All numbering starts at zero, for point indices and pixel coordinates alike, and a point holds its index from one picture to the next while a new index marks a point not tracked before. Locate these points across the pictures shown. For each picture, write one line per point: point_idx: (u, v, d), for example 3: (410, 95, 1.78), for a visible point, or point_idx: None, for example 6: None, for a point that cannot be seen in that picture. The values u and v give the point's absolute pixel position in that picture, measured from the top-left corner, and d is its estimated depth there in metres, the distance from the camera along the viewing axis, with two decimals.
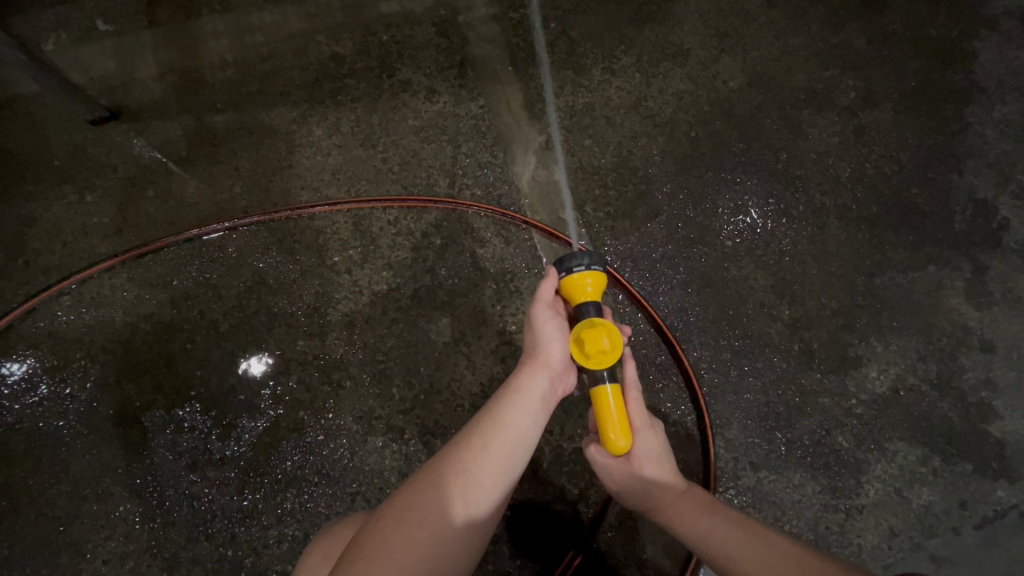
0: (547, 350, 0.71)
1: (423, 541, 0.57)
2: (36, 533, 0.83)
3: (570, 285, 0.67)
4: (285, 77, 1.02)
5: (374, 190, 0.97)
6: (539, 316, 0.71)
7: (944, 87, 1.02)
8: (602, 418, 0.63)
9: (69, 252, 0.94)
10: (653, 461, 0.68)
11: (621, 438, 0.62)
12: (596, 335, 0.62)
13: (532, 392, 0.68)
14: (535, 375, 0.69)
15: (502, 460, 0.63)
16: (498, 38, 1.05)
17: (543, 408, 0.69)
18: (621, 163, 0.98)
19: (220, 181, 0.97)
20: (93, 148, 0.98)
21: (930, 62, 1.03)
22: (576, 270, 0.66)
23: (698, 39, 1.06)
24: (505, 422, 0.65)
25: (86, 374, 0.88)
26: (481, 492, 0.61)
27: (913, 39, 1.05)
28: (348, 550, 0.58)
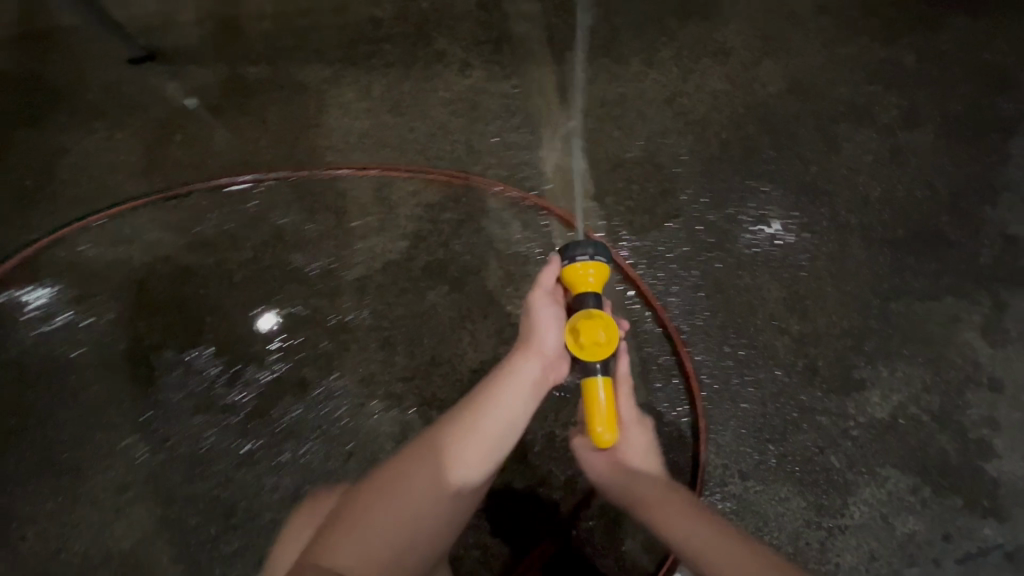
0: (540, 339, 0.70)
1: (399, 520, 0.59)
2: (43, 453, 0.86)
3: (572, 274, 0.67)
4: (321, 35, 1.02)
5: (398, 158, 0.97)
6: (535, 302, 0.71)
7: (990, 115, 0.99)
8: (590, 410, 0.64)
9: (97, 187, 0.96)
10: (637, 455, 0.73)
11: (606, 431, 0.63)
12: (592, 328, 0.63)
13: (519, 380, 0.67)
14: (526, 362, 0.69)
15: (483, 446, 0.63)
16: (538, 18, 1.04)
17: (531, 396, 0.68)
18: (647, 158, 0.97)
19: (247, 133, 0.98)
20: (128, 87, 1.00)
21: (980, 88, 1.00)
22: (579, 259, 0.66)
23: (742, 39, 1.03)
24: (490, 407, 0.65)
25: (103, 311, 0.91)
26: (460, 476, 0.61)
27: (966, 62, 1.01)
28: (330, 521, 0.60)
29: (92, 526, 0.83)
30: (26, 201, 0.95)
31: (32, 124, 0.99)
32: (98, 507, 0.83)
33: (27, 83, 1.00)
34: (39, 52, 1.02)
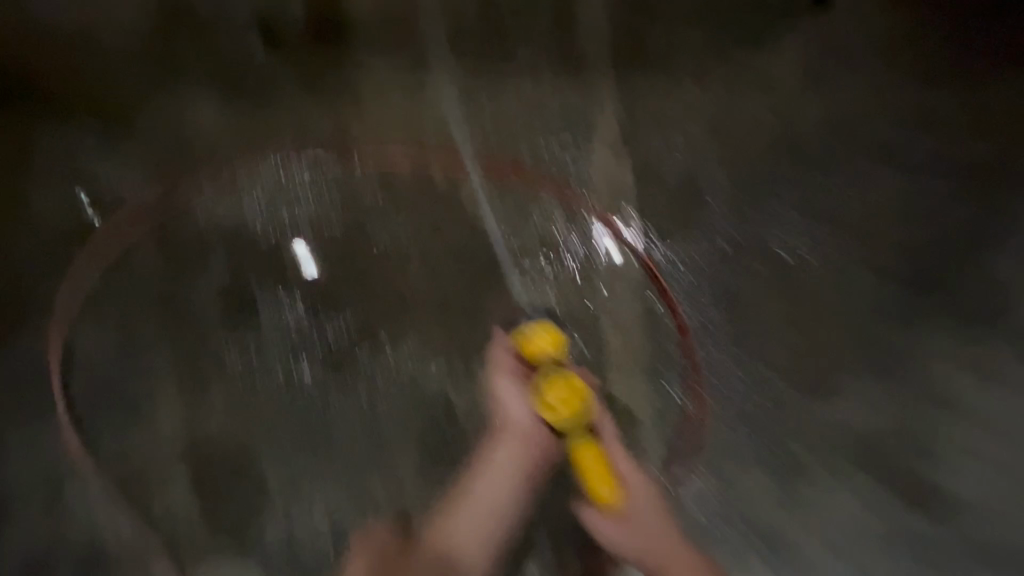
0: (514, 419, 0.88)
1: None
2: (154, 366, 1.02)
3: (529, 350, 0.88)
4: (412, 24, 1.12)
5: (469, 151, 1.11)
6: (502, 387, 0.89)
7: (1018, 169, 1.06)
8: (579, 461, 0.84)
9: (210, 141, 1.09)
10: (633, 495, 0.88)
11: (597, 476, 0.83)
12: (558, 390, 0.83)
13: (506, 457, 0.88)
14: (509, 441, 0.88)
15: (486, 512, 0.86)
16: (608, 34, 1.14)
17: (518, 466, 0.88)
18: (686, 178, 1.11)
19: (342, 113, 1.12)
20: (239, 50, 1.10)
21: (1011, 142, 1.07)
22: (534, 336, 0.87)
23: (789, 77, 1.14)
24: (488, 482, 0.88)
25: (206, 258, 1.06)
26: (472, 535, 0.85)
27: (1003, 117, 1.09)
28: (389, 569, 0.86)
29: (193, 428, 1.00)
30: (146, 145, 1.08)
31: (151, 71, 1.09)
32: (200, 414, 1.01)
33: (144, 27, 1.08)
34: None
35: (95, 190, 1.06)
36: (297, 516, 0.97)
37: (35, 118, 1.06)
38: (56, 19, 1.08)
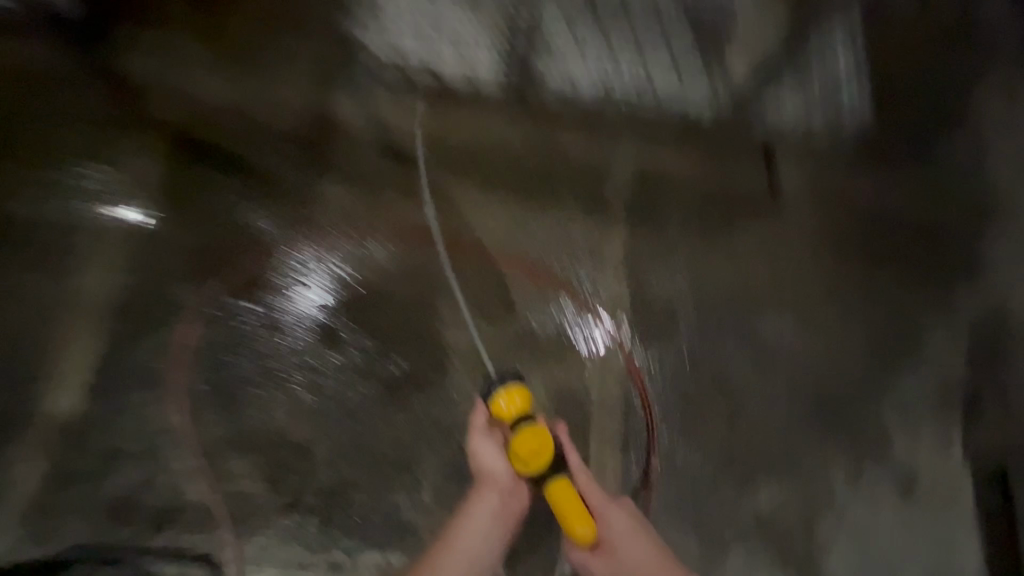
0: (490, 473, 1.18)
1: None
2: (263, 374, 1.38)
3: (500, 410, 1.08)
4: (493, 165, 1.56)
5: (518, 260, 1.53)
6: (479, 446, 1.19)
7: (882, 350, 1.57)
8: (556, 502, 1.08)
9: (335, 220, 1.49)
10: (608, 515, 1.20)
11: (575, 517, 1.06)
12: (526, 445, 1.06)
13: (485, 505, 1.18)
14: (488, 492, 1.18)
15: (473, 554, 1.16)
16: (628, 197, 1.60)
17: (494, 512, 1.18)
18: (668, 309, 1.54)
19: (432, 216, 1.52)
20: (367, 160, 1.51)
21: (881, 331, 1.58)
22: (497, 396, 1.09)
23: (749, 251, 1.60)
24: (473, 530, 1.18)
25: (299, 286, 1.45)
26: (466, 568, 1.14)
27: (879, 312, 1.60)
28: None
29: (282, 426, 1.35)
30: (288, 215, 1.47)
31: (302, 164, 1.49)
32: (288, 416, 1.36)
33: (305, 135, 1.50)
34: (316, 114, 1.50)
35: (250, 235, 1.45)
36: (351, 504, 1.32)
37: (216, 181, 1.46)
38: (241, 114, 1.48)
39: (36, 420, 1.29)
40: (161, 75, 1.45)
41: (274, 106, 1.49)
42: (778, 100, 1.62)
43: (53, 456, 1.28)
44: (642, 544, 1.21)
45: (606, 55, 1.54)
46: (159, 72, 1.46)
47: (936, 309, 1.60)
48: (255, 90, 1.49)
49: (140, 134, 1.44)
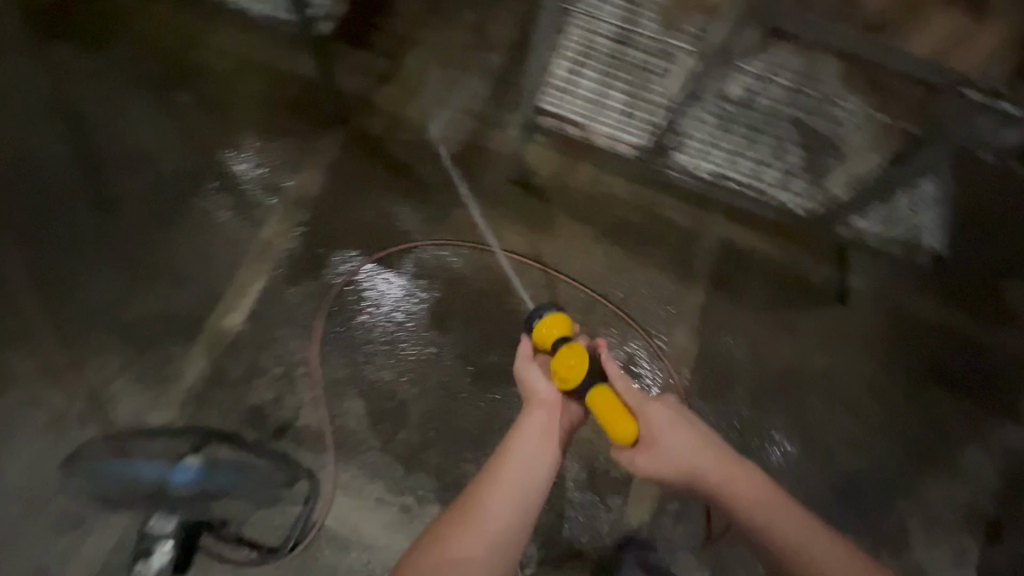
0: (538, 395, 1.26)
1: (494, 524, 1.07)
2: (379, 337, 1.68)
3: (541, 331, 1.24)
4: (600, 214, 1.87)
5: (605, 296, 1.80)
6: (528, 373, 1.30)
7: (917, 453, 1.71)
8: (602, 407, 1.12)
9: (464, 227, 1.82)
10: (663, 427, 1.15)
11: (618, 420, 1.10)
12: (566, 357, 1.16)
13: (535, 424, 1.22)
14: (537, 411, 1.24)
15: (526, 466, 1.15)
16: (710, 265, 1.85)
17: (545, 430, 1.21)
18: (725, 369, 1.76)
19: (541, 243, 1.84)
20: (500, 188, 1.88)
21: (919, 434, 1.73)
22: (539, 319, 1.25)
23: (807, 336, 1.81)
24: (525, 448, 1.18)
25: (405, 273, 1.75)
26: (519, 481, 1.13)
27: (920, 417, 1.74)
28: (464, 516, 1.09)
29: (388, 383, 1.64)
30: (430, 217, 1.82)
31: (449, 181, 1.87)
32: (394, 376, 1.65)
33: (457, 160, 1.90)
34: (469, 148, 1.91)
35: (397, 224, 1.80)
36: (430, 461, 1.58)
37: (382, 178, 1.84)
38: (414, 136, 1.91)
39: (206, 330, 1.62)
40: (363, 97, 1.92)
41: (438, 136, 1.92)
42: (864, 225, 1.81)
43: (213, 363, 1.59)
44: (689, 437, 1.15)
45: (727, 160, 1.79)
46: (362, 94, 1.92)
47: (972, 427, 1.74)
48: (428, 123, 1.93)
49: (336, 128, 1.87)
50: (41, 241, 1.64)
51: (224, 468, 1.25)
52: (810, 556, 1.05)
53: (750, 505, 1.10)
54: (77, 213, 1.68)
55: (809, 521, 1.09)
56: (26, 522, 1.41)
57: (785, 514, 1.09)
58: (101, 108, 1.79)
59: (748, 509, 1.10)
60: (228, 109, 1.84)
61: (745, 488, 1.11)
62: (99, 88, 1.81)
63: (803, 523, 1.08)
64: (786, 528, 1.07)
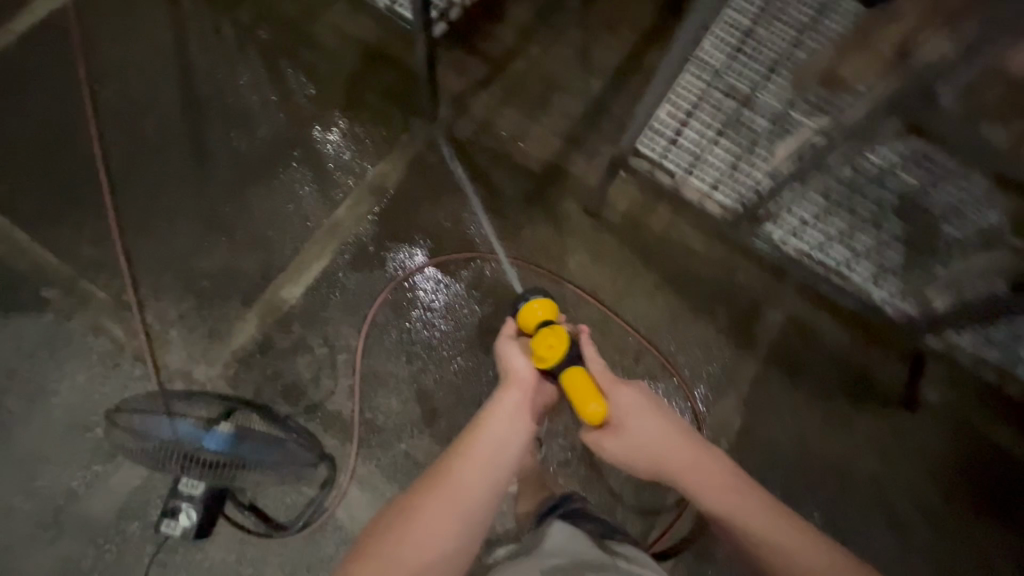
0: (514, 373, 1.22)
1: (462, 495, 1.03)
2: (423, 338, 1.67)
3: (528, 313, 1.23)
4: (668, 261, 1.81)
5: (656, 347, 1.74)
6: (507, 351, 1.27)
7: None
8: (575, 390, 1.12)
9: (529, 247, 1.81)
10: (627, 411, 1.16)
11: (590, 404, 1.10)
12: (547, 338, 1.16)
13: (510, 401, 1.17)
14: (512, 389, 1.19)
15: (498, 442, 1.11)
16: (773, 337, 1.76)
17: (519, 407, 1.17)
18: (766, 450, 1.69)
19: (603, 278, 1.79)
20: (573, 214, 1.85)
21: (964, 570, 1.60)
22: (527, 303, 1.24)
23: (862, 436, 1.69)
24: (497, 422, 1.14)
25: (461, 281, 1.74)
26: (490, 455, 1.09)
27: (970, 552, 1.61)
28: (431, 485, 1.04)
29: (424, 386, 1.63)
30: (498, 230, 1.82)
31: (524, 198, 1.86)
32: (431, 380, 1.64)
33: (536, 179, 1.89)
34: (550, 169, 1.90)
35: (465, 230, 1.79)
36: None
37: (459, 182, 1.84)
38: (499, 147, 1.91)
39: (265, 298, 1.66)
40: (458, 99, 1.94)
41: (522, 151, 1.91)
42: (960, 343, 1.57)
43: (264, 331, 1.62)
44: (656, 423, 1.15)
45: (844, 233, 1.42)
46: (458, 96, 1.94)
47: None
48: (515, 136, 1.92)
49: (426, 124, 1.89)
50: (133, 178, 1.72)
51: (253, 437, 1.25)
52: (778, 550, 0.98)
53: (704, 490, 1.07)
54: (171, 161, 1.75)
55: (777, 513, 1.03)
56: (66, 444, 1.48)
57: (747, 502, 1.04)
58: (210, 60, 1.85)
59: (702, 493, 1.07)
60: (327, 85, 1.88)
61: (703, 474, 1.09)
62: (213, 40, 1.86)
63: (770, 516, 1.02)
64: (751, 516, 1.02)
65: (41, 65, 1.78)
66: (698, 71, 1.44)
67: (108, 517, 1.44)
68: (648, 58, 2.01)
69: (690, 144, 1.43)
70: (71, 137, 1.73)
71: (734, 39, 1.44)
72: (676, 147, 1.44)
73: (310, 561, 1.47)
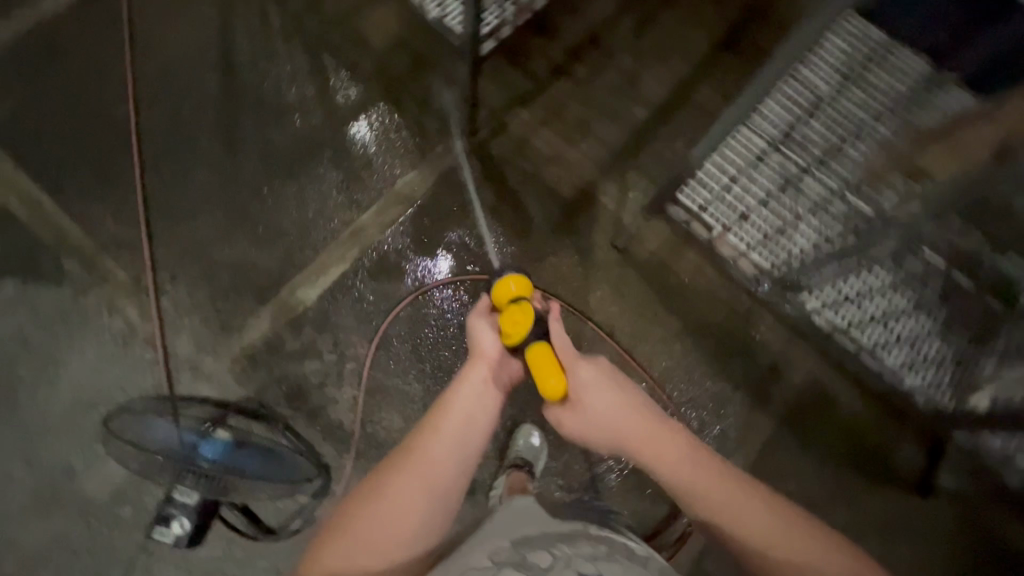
0: (480, 347, 1.13)
1: (433, 472, 0.96)
2: (432, 357, 1.64)
3: (500, 288, 1.13)
4: (690, 307, 1.77)
5: (667, 394, 1.71)
6: (475, 323, 1.16)
7: None
8: (540, 367, 1.05)
9: (550, 276, 1.79)
10: (589, 386, 1.07)
11: (551, 379, 1.03)
12: (516, 317, 1.08)
13: (476, 375, 1.08)
14: (478, 364, 1.10)
15: (466, 418, 1.03)
16: (789, 400, 1.70)
17: (487, 382, 1.08)
18: None
19: (621, 316, 1.76)
20: (599, 246, 1.82)
21: None
22: (500, 279, 1.13)
23: (869, 515, 1.64)
24: (464, 397, 1.05)
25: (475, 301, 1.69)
26: (459, 430, 1.01)
27: None
28: (398, 464, 0.97)
29: (427, 405, 1.61)
30: (521, 254, 1.80)
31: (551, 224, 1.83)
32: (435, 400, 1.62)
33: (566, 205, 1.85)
34: (581, 197, 1.86)
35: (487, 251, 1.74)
36: None
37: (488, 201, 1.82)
38: (532, 167, 1.86)
39: (280, 296, 1.65)
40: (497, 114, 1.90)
41: (555, 174, 1.87)
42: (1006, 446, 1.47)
43: (275, 330, 1.62)
44: (618, 398, 1.07)
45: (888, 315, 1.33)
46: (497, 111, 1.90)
47: None
48: (550, 158, 1.88)
49: (461, 137, 1.86)
50: (164, 159, 1.72)
51: (252, 447, 1.26)
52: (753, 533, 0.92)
53: (667, 468, 0.99)
54: (204, 146, 1.74)
55: (748, 491, 0.96)
56: (72, 419, 1.50)
57: (713, 479, 0.97)
58: (254, 46, 1.83)
59: (666, 470, 0.99)
60: (367, 85, 1.85)
61: (665, 448, 1.00)
62: (259, 26, 1.84)
63: (744, 494, 0.96)
64: (717, 493, 0.95)
65: (83, 31, 1.76)
66: (758, 135, 1.35)
67: (103, 498, 1.45)
68: (694, 96, 1.98)
69: (736, 202, 1.36)
70: (107, 110, 1.72)
71: (805, 103, 1.34)
72: (722, 202, 1.37)
73: (293, 568, 1.46)
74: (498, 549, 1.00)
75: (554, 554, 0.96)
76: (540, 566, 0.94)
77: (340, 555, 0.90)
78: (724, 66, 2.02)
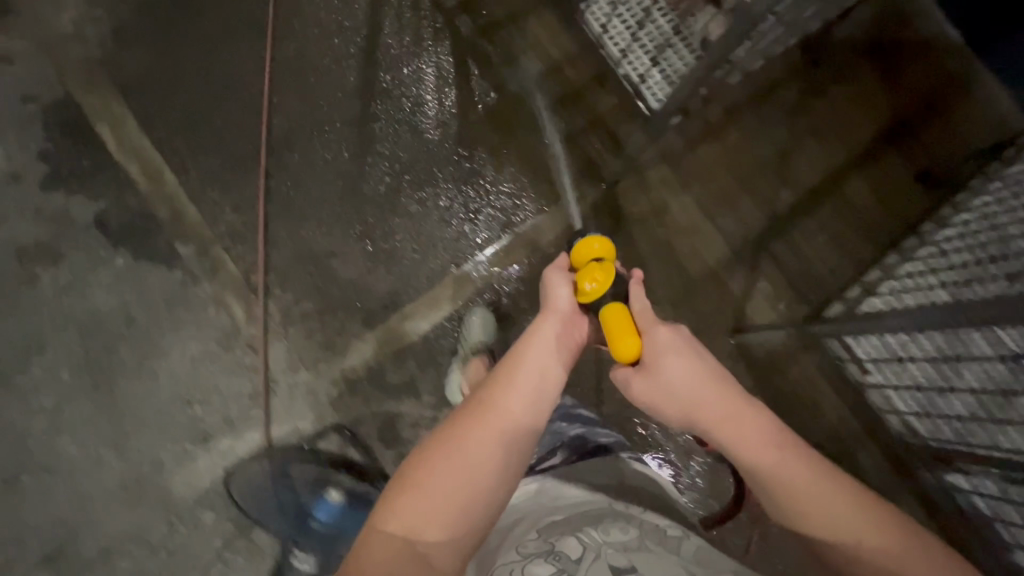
0: (553, 304, 0.93)
1: (499, 429, 0.77)
2: None
3: (582, 246, 0.97)
4: None
5: None
6: (549, 277, 0.97)
7: None
8: (615, 326, 0.86)
9: None
10: (668, 349, 0.84)
11: (627, 339, 0.84)
12: (591, 276, 0.92)
13: (548, 331, 0.88)
14: (550, 320, 0.90)
15: (539, 373, 0.83)
16: None
17: (560, 341, 0.88)
18: None
19: None
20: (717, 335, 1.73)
21: None
22: (582, 238, 0.98)
23: None
24: (535, 351, 0.85)
25: None
26: (529, 388, 0.81)
27: None
28: (456, 421, 0.78)
29: None
30: None
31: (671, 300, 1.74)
32: None
33: (690, 283, 1.75)
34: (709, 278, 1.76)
35: None
36: None
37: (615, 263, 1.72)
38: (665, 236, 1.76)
39: (388, 324, 1.58)
40: (639, 168, 1.77)
41: (687, 246, 1.77)
42: None
43: (379, 358, 1.56)
44: (698, 365, 0.82)
45: None
46: (640, 164, 1.78)
47: None
48: (686, 228, 1.78)
49: (599, 187, 1.75)
50: (294, 152, 1.62)
51: None
52: (843, 541, 0.68)
53: (749, 448, 0.73)
54: (335, 144, 1.64)
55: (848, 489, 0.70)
56: (165, 411, 1.47)
57: (800, 468, 0.71)
58: (403, 44, 1.70)
59: (751, 453, 0.73)
60: (513, 110, 1.73)
61: (751, 426, 0.75)
62: (411, 22, 1.71)
63: (837, 489, 0.70)
64: (805, 486, 0.70)
65: None
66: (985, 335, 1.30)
67: (189, 499, 1.44)
68: (849, 186, 1.80)
69: (918, 375, 1.35)
70: (242, 85, 1.61)
71: None
72: (898, 366, 1.38)
73: None
74: (525, 540, 0.85)
75: (584, 542, 0.81)
76: (570, 558, 0.78)
77: (408, 510, 0.69)
78: (890, 163, 1.80)
